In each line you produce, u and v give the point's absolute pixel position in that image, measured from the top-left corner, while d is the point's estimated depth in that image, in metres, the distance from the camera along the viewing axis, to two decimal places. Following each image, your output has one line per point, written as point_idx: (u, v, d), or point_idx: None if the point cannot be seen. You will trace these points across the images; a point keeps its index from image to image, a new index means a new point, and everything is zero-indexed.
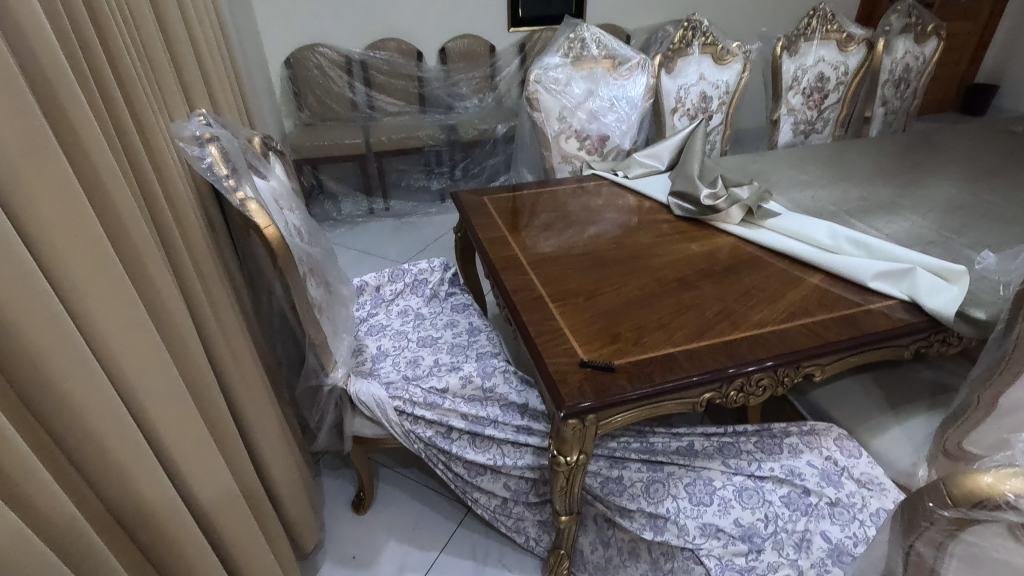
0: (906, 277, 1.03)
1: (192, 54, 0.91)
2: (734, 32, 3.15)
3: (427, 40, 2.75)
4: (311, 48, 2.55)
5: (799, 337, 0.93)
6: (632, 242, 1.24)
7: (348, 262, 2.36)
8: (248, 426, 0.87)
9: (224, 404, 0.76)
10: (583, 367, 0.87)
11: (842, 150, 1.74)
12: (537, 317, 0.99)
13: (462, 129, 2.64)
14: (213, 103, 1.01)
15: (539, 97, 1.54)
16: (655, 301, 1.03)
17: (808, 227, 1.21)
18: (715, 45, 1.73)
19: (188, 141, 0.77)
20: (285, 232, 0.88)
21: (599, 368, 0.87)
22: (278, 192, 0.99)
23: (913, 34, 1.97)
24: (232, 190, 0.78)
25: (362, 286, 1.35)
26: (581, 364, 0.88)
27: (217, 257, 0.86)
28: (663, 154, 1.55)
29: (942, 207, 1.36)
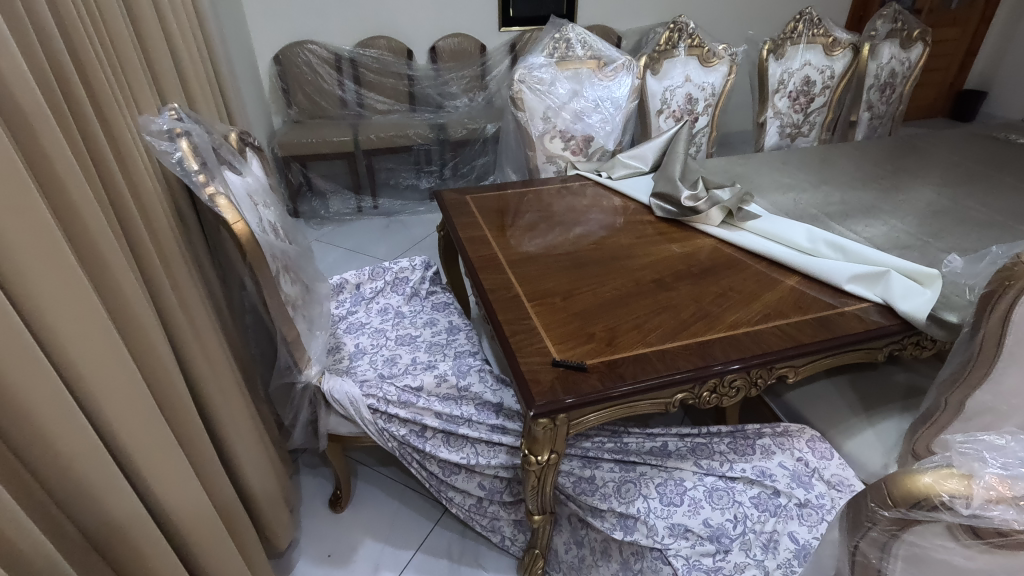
0: (880, 280, 1.03)
1: (165, 49, 0.90)
2: (724, 35, 3.17)
3: (418, 39, 2.75)
4: (300, 45, 2.54)
5: (772, 338, 0.94)
6: (612, 243, 1.24)
7: (335, 261, 2.35)
8: (220, 424, 0.86)
9: (191, 403, 0.75)
10: (556, 367, 0.87)
11: (826, 154, 1.74)
12: (513, 316, 0.99)
13: (451, 128, 2.63)
14: (189, 98, 1.00)
15: (524, 97, 1.55)
16: (631, 302, 1.03)
17: (787, 230, 1.22)
18: (701, 47, 1.73)
19: (157, 136, 0.77)
20: (256, 229, 0.88)
21: (571, 367, 0.87)
22: (254, 188, 0.99)
23: (899, 39, 1.98)
24: (202, 185, 0.78)
25: (342, 283, 1.35)
26: (554, 363, 0.88)
27: (189, 253, 0.85)
28: (647, 155, 1.55)
29: (922, 212, 1.37)
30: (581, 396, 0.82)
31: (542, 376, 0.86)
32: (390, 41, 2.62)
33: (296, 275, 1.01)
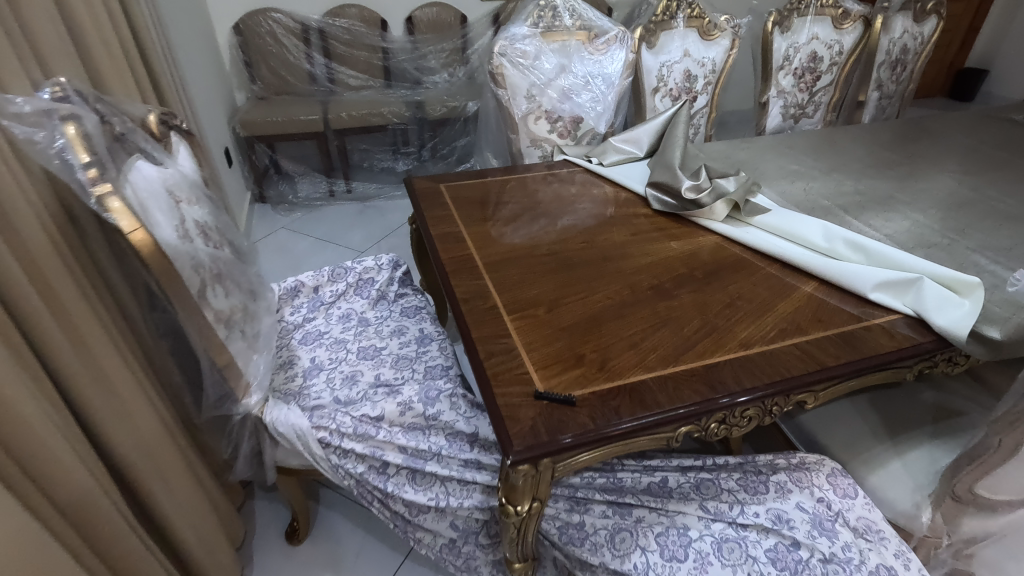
0: (912, 288, 0.90)
1: (52, 8, 0.72)
2: (722, 6, 2.99)
3: (392, 8, 2.53)
4: (263, 13, 2.32)
5: (791, 360, 0.80)
6: (603, 239, 1.09)
7: (304, 250, 2.19)
8: (129, 468, 0.72)
9: (63, 455, 0.60)
10: (538, 400, 0.73)
11: (834, 137, 1.60)
12: (489, 333, 0.85)
13: (429, 106, 2.44)
14: (94, 71, 0.83)
15: (504, 72, 1.37)
16: (626, 314, 0.89)
17: (801, 226, 1.08)
18: (702, 18, 1.55)
19: (29, 121, 0.60)
20: (174, 235, 0.72)
21: (557, 401, 0.73)
22: (180, 182, 0.82)
23: (913, 12, 1.82)
24: (91, 184, 0.62)
25: (297, 286, 1.18)
26: (535, 395, 0.74)
27: (83, 264, 0.69)
28: (642, 139, 1.40)
29: (945, 204, 1.23)
30: (576, 437, 0.69)
31: (521, 412, 0.72)
32: (362, 10, 2.40)
33: (232, 285, 0.85)
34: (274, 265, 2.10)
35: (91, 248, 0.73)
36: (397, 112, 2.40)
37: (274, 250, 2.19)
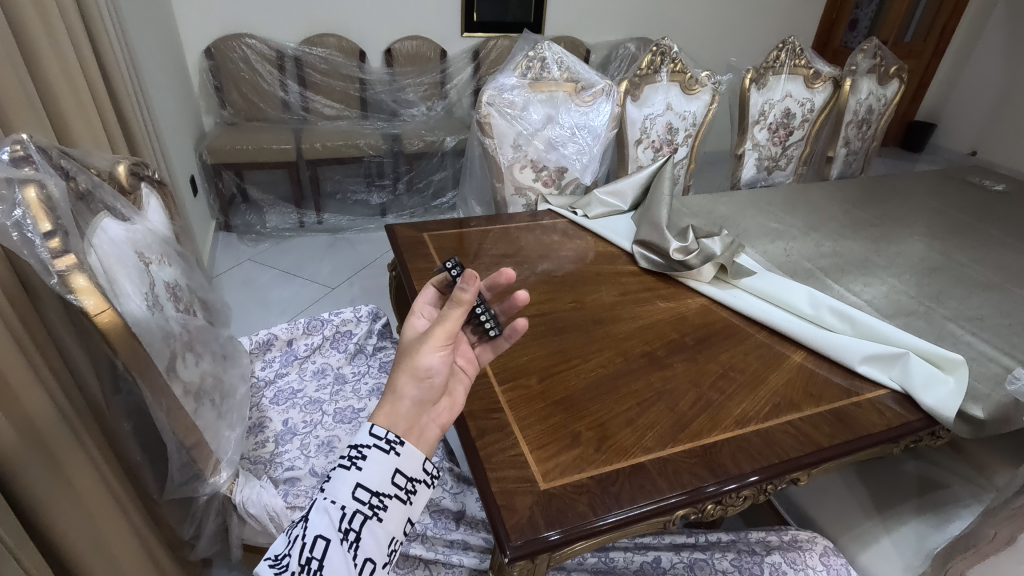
0: (898, 362, 0.91)
1: (10, 62, 0.69)
2: (700, 62, 3.36)
3: (370, 41, 2.68)
4: (237, 38, 2.42)
5: (788, 440, 0.79)
6: (593, 300, 1.07)
7: (268, 283, 2.10)
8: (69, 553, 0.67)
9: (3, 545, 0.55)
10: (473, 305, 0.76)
11: (808, 190, 1.65)
12: (480, 408, 0.81)
13: (406, 140, 2.43)
14: (48, 129, 0.77)
15: (491, 122, 1.38)
16: (620, 385, 0.87)
17: (787, 291, 1.08)
18: (683, 73, 1.58)
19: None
20: (141, 308, 0.66)
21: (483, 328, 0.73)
22: (147, 241, 0.76)
23: (877, 75, 1.92)
24: (51, 257, 0.55)
25: (270, 338, 1.12)
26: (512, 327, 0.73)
27: (21, 337, 0.64)
28: (626, 192, 1.40)
29: (918, 269, 1.26)
30: (566, 531, 0.65)
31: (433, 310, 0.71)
32: (341, 40, 2.55)
33: (203, 351, 0.79)
34: (237, 297, 2.00)
35: (32, 330, 0.68)
36: (373, 144, 2.37)
37: (239, 282, 2.09)
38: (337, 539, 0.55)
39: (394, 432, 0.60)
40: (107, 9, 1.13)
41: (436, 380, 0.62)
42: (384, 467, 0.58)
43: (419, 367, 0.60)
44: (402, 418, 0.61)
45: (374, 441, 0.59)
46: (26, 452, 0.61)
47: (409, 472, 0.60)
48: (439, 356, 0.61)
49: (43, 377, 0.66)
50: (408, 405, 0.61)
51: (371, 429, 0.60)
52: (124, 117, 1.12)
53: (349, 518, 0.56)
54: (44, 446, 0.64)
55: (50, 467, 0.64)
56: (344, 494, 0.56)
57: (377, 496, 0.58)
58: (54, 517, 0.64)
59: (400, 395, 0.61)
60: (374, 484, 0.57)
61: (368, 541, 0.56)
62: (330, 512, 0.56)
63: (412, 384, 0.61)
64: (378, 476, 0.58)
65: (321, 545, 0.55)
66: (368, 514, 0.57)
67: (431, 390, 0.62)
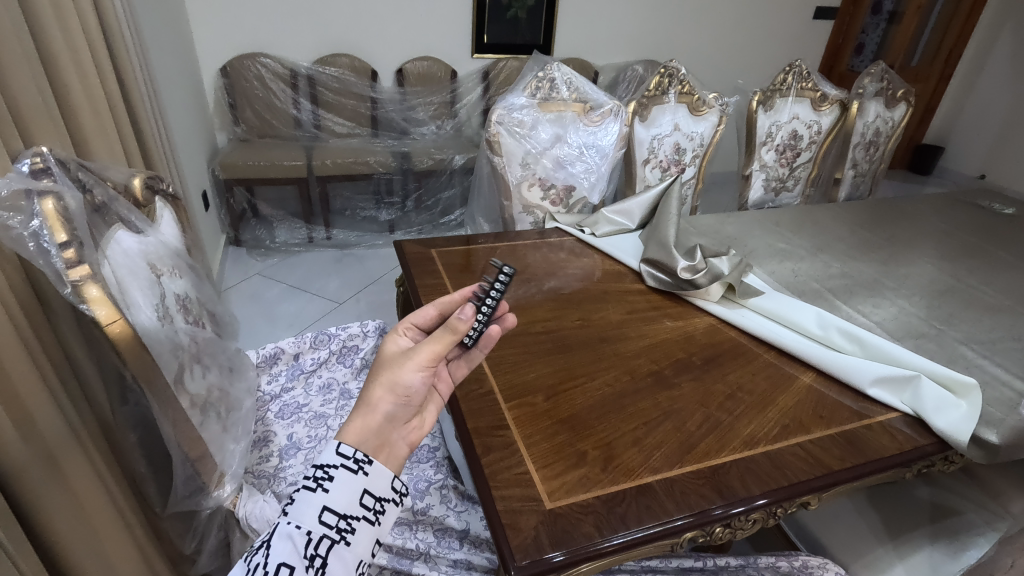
0: (909, 385, 0.90)
1: (32, 79, 0.70)
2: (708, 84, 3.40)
3: (382, 61, 2.73)
4: (252, 57, 2.48)
5: (797, 463, 0.78)
6: (599, 318, 1.07)
7: (275, 297, 2.11)
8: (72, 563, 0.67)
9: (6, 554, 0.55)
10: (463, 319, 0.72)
11: (816, 212, 1.65)
12: (486, 425, 0.80)
13: (416, 158, 2.46)
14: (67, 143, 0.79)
15: (501, 140, 1.39)
16: (627, 406, 0.86)
17: (795, 312, 1.08)
18: (691, 95, 1.60)
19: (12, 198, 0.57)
20: (150, 321, 0.66)
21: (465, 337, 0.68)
22: (159, 253, 0.76)
23: (884, 98, 1.94)
24: (65, 268, 0.56)
25: (277, 352, 1.13)
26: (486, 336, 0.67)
27: (32, 348, 0.64)
28: (634, 212, 1.40)
29: (928, 291, 1.25)
30: (570, 552, 0.64)
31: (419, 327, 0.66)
32: (353, 60, 2.59)
33: (210, 363, 0.79)
34: (245, 311, 2.01)
35: (44, 339, 0.68)
36: (383, 162, 2.40)
37: (247, 297, 2.10)
38: (301, 566, 0.53)
39: (363, 450, 0.58)
40: (129, 28, 1.17)
41: (413, 398, 0.60)
42: (352, 488, 0.56)
43: (398, 384, 0.59)
44: (373, 436, 0.58)
45: (341, 460, 0.57)
46: (33, 462, 0.61)
47: (378, 492, 0.58)
48: (421, 377, 0.59)
49: (52, 385, 0.67)
50: (381, 420, 0.59)
51: (338, 448, 0.57)
52: (142, 132, 1.14)
53: (316, 543, 0.54)
54: (51, 455, 0.64)
55: (56, 478, 0.64)
56: (310, 519, 0.55)
57: (345, 519, 0.56)
58: (58, 528, 0.64)
59: (374, 411, 0.59)
60: (341, 507, 0.56)
61: (334, 567, 0.54)
62: (294, 540, 0.54)
63: (391, 401, 0.59)
64: (346, 497, 0.56)
65: (283, 574, 0.53)
66: (335, 538, 0.55)
67: (406, 410, 0.60)
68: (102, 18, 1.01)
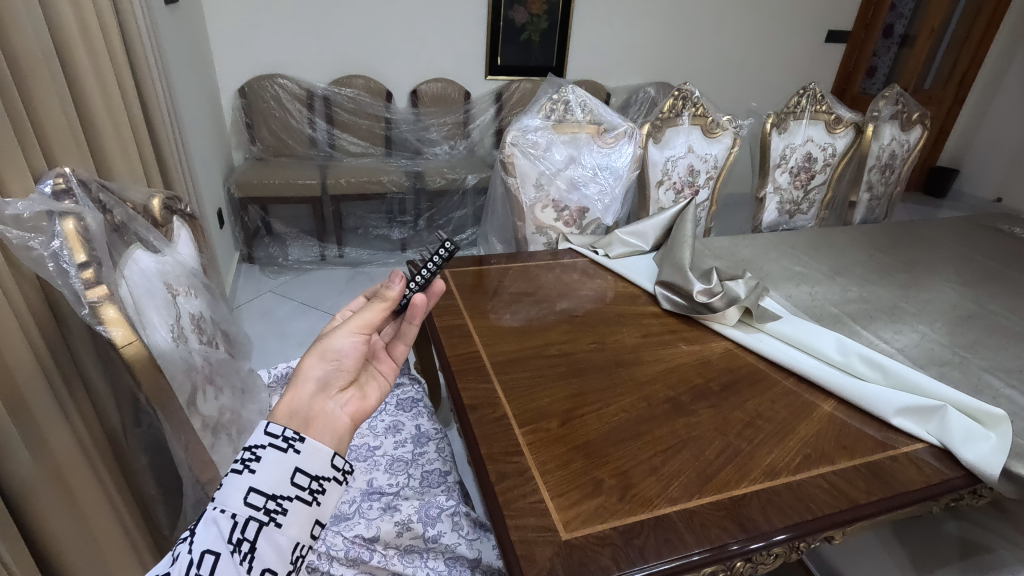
0: (935, 415, 0.88)
1: (58, 101, 0.71)
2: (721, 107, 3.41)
3: (397, 82, 2.77)
4: (269, 78, 2.52)
5: (820, 495, 0.76)
6: (614, 341, 1.05)
7: (286, 315, 2.11)
8: None
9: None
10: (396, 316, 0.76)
11: (833, 235, 1.63)
12: (500, 450, 0.79)
13: (429, 177, 2.48)
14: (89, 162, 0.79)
15: (515, 161, 1.40)
16: (643, 432, 0.84)
17: (815, 337, 1.06)
18: (705, 117, 1.60)
19: (30, 231, 0.57)
20: (163, 342, 0.65)
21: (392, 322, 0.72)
22: (176, 274, 0.76)
23: (899, 121, 1.93)
24: (83, 288, 0.56)
25: (289, 372, 1.12)
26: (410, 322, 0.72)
27: (45, 368, 0.64)
28: (648, 233, 1.39)
29: (951, 317, 1.22)
30: None
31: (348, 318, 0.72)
32: (368, 82, 2.63)
33: (223, 385, 0.78)
34: (256, 329, 2.01)
35: (59, 359, 0.68)
36: (396, 181, 2.42)
37: (259, 314, 2.11)
38: (227, 552, 0.49)
39: (292, 427, 0.57)
40: (152, 51, 1.19)
41: (344, 363, 0.63)
42: (282, 466, 0.53)
43: (327, 347, 0.62)
44: (305, 405, 0.58)
45: (269, 441, 0.54)
46: (43, 485, 0.60)
47: (312, 470, 0.55)
48: (351, 340, 0.62)
49: (64, 404, 0.67)
50: (312, 388, 0.60)
51: (267, 428, 0.55)
52: (161, 153, 1.16)
53: (242, 527, 0.50)
54: (61, 476, 0.63)
55: (63, 499, 0.63)
56: (235, 501, 0.51)
57: (273, 500, 0.52)
58: (64, 552, 0.63)
59: (306, 378, 0.60)
60: (269, 487, 0.52)
61: (264, 550, 0.50)
62: (219, 524, 0.49)
63: (318, 364, 0.61)
64: (275, 477, 0.53)
65: (208, 562, 0.48)
66: (264, 520, 0.51)
67: (338, 373, 0.62)
68: (126, 41, 1.03)
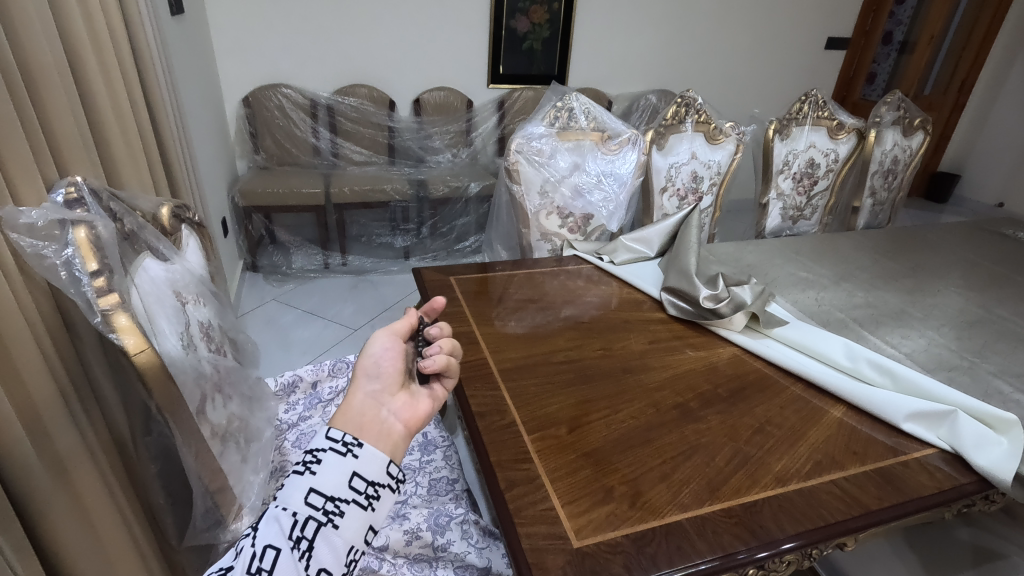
0: (945, 420, 0.88)
1: (69, 110, 0.72)
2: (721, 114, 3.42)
3: (400, 91, 2.79)
4: (273, 88, 2.54)
5: (832, 501, 0.75)
6: (621, 348, 1.05)
7: (291, 323, 2.11)
8: None
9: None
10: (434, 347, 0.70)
11: (837, 240, 1.63)
12: (510, 458, 0.78)
13: (432, 185, 2.49)
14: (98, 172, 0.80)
15: (520, 169, 1.40)
16: (652, 439, 0.84)
17: (822, 343, 1.05)
18: (708, 124, 1.61)
19: (44, 239, 0.58)
20: (172, 350, 0.65)
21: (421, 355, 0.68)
22: (186, 281, 0.76)
23: (901, 126, 1.93)
24: (95, 296, 0.56)
25: (295, 380, 1.12)
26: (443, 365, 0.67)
27: (56, 376, 0.64)
28: (652, 240, 1.39)
29: (957, 321, 1.22)
30: None
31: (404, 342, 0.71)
32: (371, 91, 2.65)
33: (232, 393, 0.78)
34: (260, 337, 2.01)
35: (69, 367, 0.68)
36: (399, 189, 2.43)
37: (263, 322, 2.11)
38: (287, 548, 0.51)
39: (352, 434, 0.57)
40: (159, 63, 1.20)
41: (385, 368, 0.62)
42: (340, 469, 0.54)
43: (365, 359, 0.63)
44: (357, 414, 0.58)
45: (330, 444, 0.56)
46: (53, 494, 0.60)
47: (368, 475, 0.55)
48: (385, 345, 0.64)
49: (75, 413, 0.67)
50: (363, 396, 0.60)
51: (327, 432, 0.57)
52: (168, 161, 1.16)
53: (302, 525, 0.52)
54: (70, 486, 0.63)
55: (73, 506, 0.63)
56: (296, 500, 0.52)
57: (332, 502, 0.53)
58: (74, 562, 0.63)
59: (353, 390, 0.60)
60: (328, 488, 0.53)
61: (321, 550, 0.52)
62: (281, 521, 0.52)
63: (362, 375, 0.62)
64: (334, 479, 0.54)
65: (270, 556, 0.50)
66: (323, 520, 0.52)
67: (384, 379, 0.62)
68: (134, 51, 1.04)
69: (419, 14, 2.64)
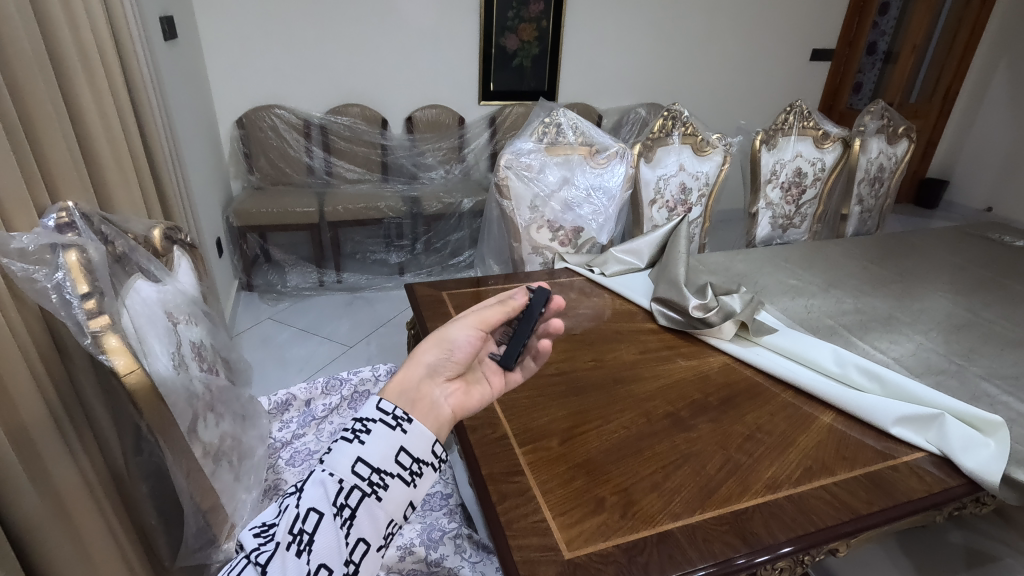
0: (933, 424, 0.88)
1: (62, 138, 0.74)
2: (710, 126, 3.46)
3: (393, 109, 2.82)
4: (267, 109, 2.58)
5: (823, 506, 0.76)
6: (612, 358, 1.06)
7: (286, 341, 2.12)
8: None
9: None
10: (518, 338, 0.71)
11: (826, 247, 1.65)
12: (502, 470, 0.79)
13: (426, 202, 2.51)
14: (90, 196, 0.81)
15: (509, 184, 1.42)
16: (644, 449, 0.84)
17: (811, 349, 1.06)
18: (695, 136, 1.63)
19: (36, 262, 0.59)
20: (164, 369, 0.66)
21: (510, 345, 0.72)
22: (178, 301, 0.78)
23: (886, 135, 1.96)
24: (86, 318, 0.57)
25: (288, 398, 1.12)
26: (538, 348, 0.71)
27: (47, 397, 0.64)
28: (643, 251, 1.40)
29: (945, 325, 1.24)
30: None
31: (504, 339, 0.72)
32: (364, 110, 2.69)
33: (224, 411, 0.79)
34: (255, 356, 2.01)
35: (61, 388, 0.68)
36: (393, 206, 2.45)
37: (258, 341, 2.10)
38: (330, 514, 0.52)
39: (401, 408, 0.58)
40: (153, 89, 1.22)
41: (456, 355, 0.63)
42: (389, 442, 0.55)
43: (445, 341, 0.62)
44: (412, 388, 0.59)
45: (380, 415, 0.57)
46: (45, 515, 0.60)
47: (415, 452, 0.56)
48: (466, 335, 0.63)
49: (66, 433, 0.67)
50: (422, 373, 0.61)
51: (378, 404, 0.58)
52: (161, 184, 1.18)
53: (346, 493, 0.53)
54: (62, 506, 0.63)
55: (65, 527, 0.63)
56: (343, 467, 0.54)
57: (378, 474, 0.54)
58: None
59: (416, 362, 0.61)
60: (376, 460, 0.54)
61: (362, 520, 0.53)
62: (327, 486, 0.53)
63: (433, 352, 0.62)
64: (381, 451, 0.55)
65: (313, 519, 0.52)
66: (367, 491, 0.54)
67: (449, 364, 0.62)
68: (127, 77, 1.06)
69: (410, 35, 2.69)
